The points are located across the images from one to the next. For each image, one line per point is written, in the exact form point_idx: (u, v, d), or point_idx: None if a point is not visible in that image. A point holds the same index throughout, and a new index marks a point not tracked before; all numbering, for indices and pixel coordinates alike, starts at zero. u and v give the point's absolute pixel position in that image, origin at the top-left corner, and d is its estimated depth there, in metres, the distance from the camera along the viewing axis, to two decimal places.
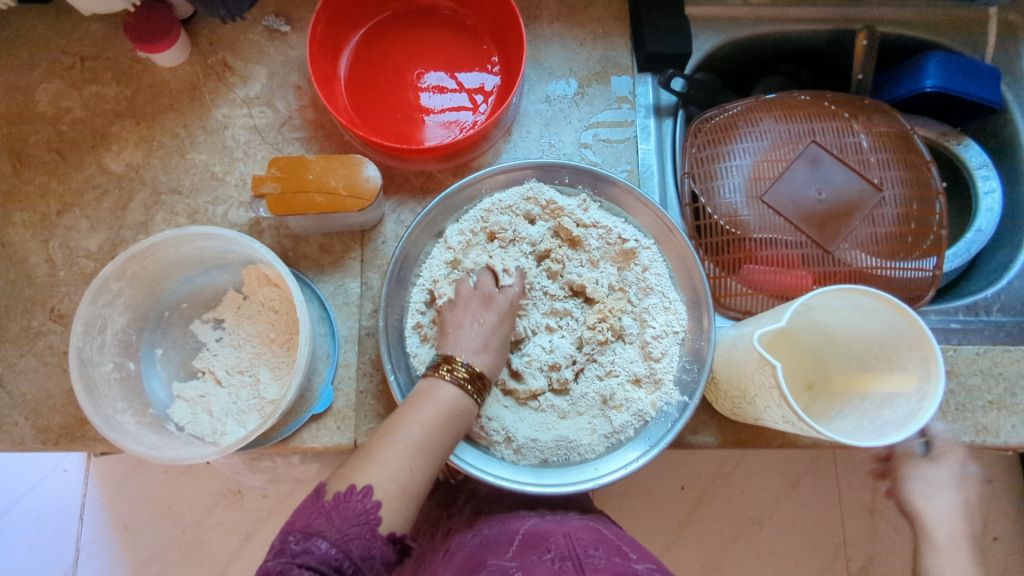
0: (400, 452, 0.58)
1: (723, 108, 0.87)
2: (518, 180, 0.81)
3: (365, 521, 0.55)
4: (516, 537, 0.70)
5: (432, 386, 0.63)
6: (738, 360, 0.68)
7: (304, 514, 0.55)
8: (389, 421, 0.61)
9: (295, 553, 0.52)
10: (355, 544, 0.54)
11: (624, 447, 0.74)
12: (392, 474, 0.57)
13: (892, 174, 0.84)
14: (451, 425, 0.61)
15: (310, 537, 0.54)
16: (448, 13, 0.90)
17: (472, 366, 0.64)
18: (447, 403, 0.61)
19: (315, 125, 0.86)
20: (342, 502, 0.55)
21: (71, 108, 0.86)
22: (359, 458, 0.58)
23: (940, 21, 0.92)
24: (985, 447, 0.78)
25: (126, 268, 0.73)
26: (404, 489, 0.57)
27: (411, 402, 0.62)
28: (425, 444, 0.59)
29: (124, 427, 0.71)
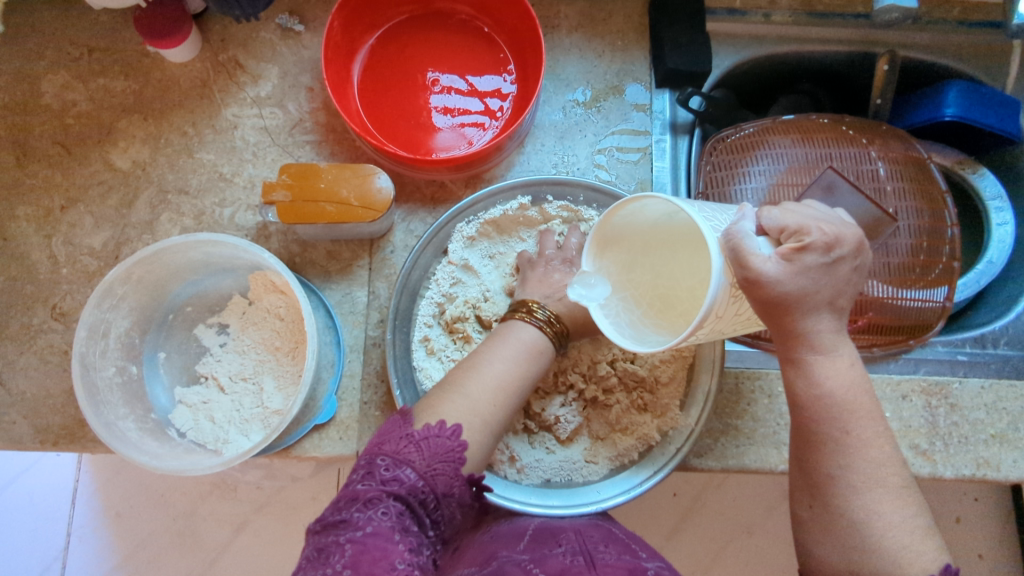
0: (486, 386, 0.61)
1: (739, 128, 0.86)
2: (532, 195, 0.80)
3: (451, 459, 0.55)
4: (527, 532, 0.68)
5: (514, 327, 0.67)
6: (635, 275, 0.70)
7: (393, 439, 0.55)
8: (473, 359, 0.64)
9: (385, 480, 0.52)
10: (440, 479, 0.54)
11: (628, 471, 0.74)
12: (477, 408, 0.60)
13: (908, 205, 0.83)
14: (533, 361, 0.65)
15: (400, 464, 0.53)
16: (464, 18, 0.88)
17: (551, 313, 0.68)
18: (527, 340, 0.65)
19: (326, 128, 0.84)
20: (432, 437, 0.56)
21: (78, 101, 0.84)
22: (446, 391, 0.61)
23: (963, 48, 0.90)
24: (985, 480, 0.78)
25: (131, 272, 0.72)
26: (487, 423, 0.60)
27: (494, 342, 0.65)
28: (505, 377, 0.62)
29: (125, 434, 0.70)
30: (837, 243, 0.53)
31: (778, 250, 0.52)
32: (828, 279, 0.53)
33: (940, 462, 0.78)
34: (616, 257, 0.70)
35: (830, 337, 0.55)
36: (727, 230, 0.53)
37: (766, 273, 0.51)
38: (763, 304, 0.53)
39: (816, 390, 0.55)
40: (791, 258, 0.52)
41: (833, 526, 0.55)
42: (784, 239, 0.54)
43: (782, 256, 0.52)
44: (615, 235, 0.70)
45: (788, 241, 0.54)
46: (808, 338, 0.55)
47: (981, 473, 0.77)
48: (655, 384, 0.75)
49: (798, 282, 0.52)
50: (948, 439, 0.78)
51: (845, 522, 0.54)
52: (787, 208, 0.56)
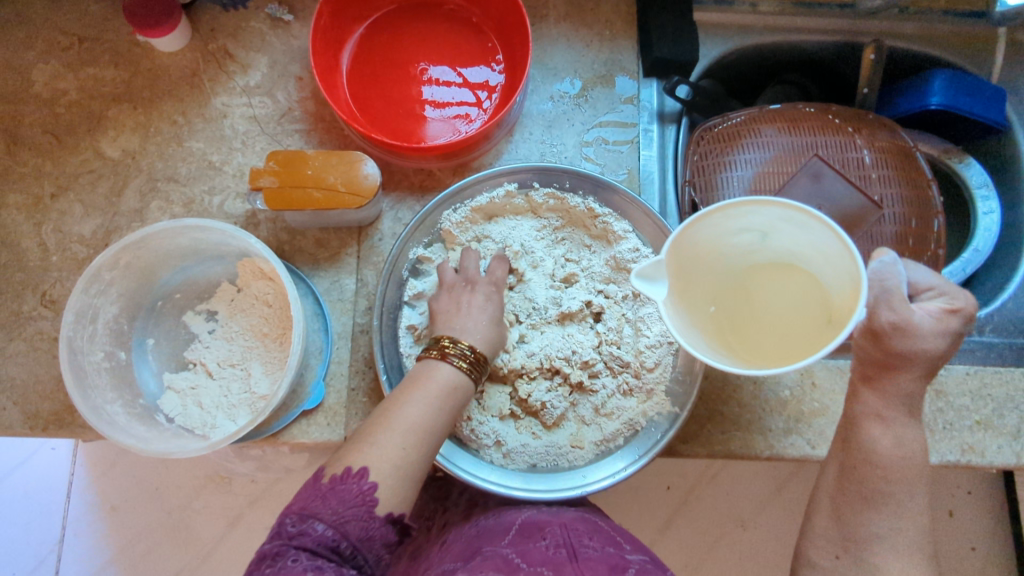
0: (395, 432, 0.57)
1: (726, 117, 0.87)
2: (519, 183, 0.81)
3: (362, 502, 0.54)
4: (513, 525, 0.68)
5: (428, 367, 0.62)
6: (698, 289, 0.58)
7: (301, 497, 0.55)
8: (384, 404, 0.60)
9: (292, 536, 0.53)
10: (351, 526, 0.54)
11: (613, 456, 0.74)
12: (386, 454, 0.56)
13: (893, 192, 0.83)
14: (444, 404, 0.61)
15: (306, 519, 0.53)
16: (452, 8, 0.89)
17: (465, 345, 0.64)
18: (442, 381, 0.61)
19: (315, 117, 0.85)
20: (338, 485, 0.55)
21: (68, 90, 0.85)
22: (358, 441, 0.57)
23: (949, 37, 0.91)
24: (970, 466, 0.78)
25: (119, 258, 0.72)
26: (398, 467, 0.56)
27: (406, 386, 0.61)
28: (418, 422, 0.59)
29: (113, 418, 0.70)
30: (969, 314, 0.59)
31: (930, 308, 0.58)
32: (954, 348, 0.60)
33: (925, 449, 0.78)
34: (689, 261, 0.56)
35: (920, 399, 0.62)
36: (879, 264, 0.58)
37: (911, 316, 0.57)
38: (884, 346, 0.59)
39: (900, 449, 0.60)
40: (931, 311, 0.58)
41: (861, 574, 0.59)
42: (928, 298, 0.60)
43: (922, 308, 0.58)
44: (698, 241, 0.56)
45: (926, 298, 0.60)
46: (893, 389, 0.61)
47: (966, 458, 0.78)
48: (640, 369, 0.75)
49: (931, 333, 0.58)
50: (933, 425, 0.79)
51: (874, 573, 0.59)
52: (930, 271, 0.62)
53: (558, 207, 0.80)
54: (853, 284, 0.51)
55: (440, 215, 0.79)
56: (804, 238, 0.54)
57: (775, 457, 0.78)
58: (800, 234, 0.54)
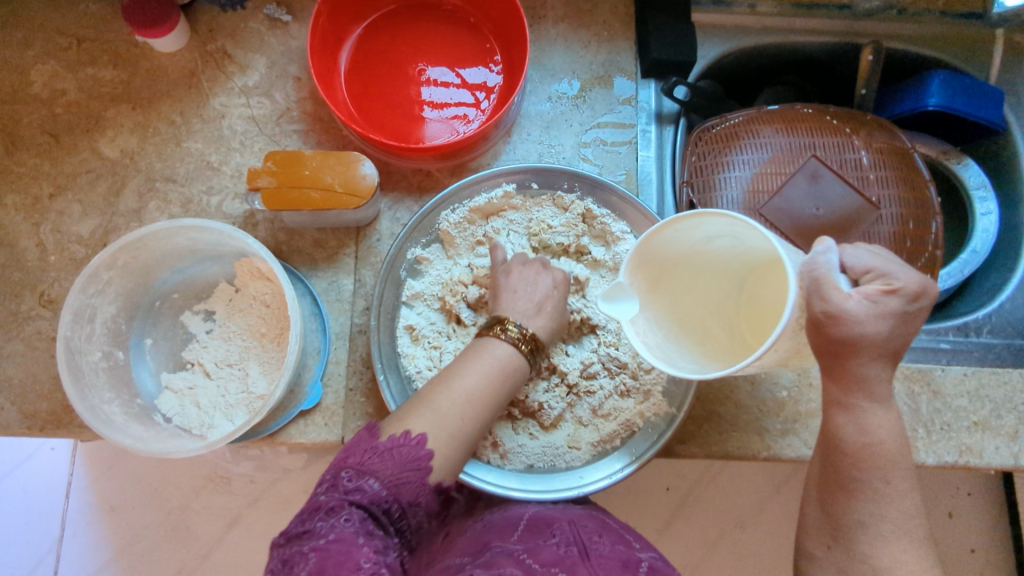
0: (455, 400, 0.58)
1: (724, 118, 0.87)
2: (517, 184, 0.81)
3: (417, 467, 0.55)
4: (520, 522, 0.67)
5: (486, 345, 0.63)
6: (682, 295, 0.68)
7: (357, 452, 0.55)
8: (441, 376, 0.61)
9: (348, 490, 0.53)
10: (405, 488, 0.55)
11: (609, 457, 0.74)
12: (444, 422, 0.57)
13: (891, 193, 0.83)
14: (501, 382, 0.61)
15: (363, 475, 0.54)
16: (450, 9, 0.89)
17: (525, 328, 0.64)
18: (499, 358, 0.61)
19: (313, 118, 0.85)
20: (397, 446, 0.55)
21: (66, 90, 0.85)
22: (414, 405, 0.58)
23: (947, 38, 0.91)
24: (968, 467, 0.78)
25: (117, 257, 0.72)
26: (455, 437, 0.57)
27: (468, 357, 0.62)
28: (476, 394, 0.59)
29: (111, 418, 0.70)
30: (920, 295, 0.54)
31: (866, 292, 0.53)
32: (902, 328, 0.54)
33: (923, 450, 0.78)
34: (651, 276, 0.64)
35: (886, 387, 0.57)
36: (811, 260, 0.53)
37: (850, 309, 0.52)
38: (828, 341, 0.54)
39: (865, 438, 0.57)
40: (875, 299, 0.53)
41: (850, 566, 0.57)
42: (867, 283, 0.55)
43: (866, 297, 0.53)
44: (657, 258, 0.64)
45: (871, 282, 0.55)
46: (864, 384, 0.56)
47: (963, 460, 0.78)
48: (638, 370, 0.75)
49: (878, 324, 0.53)
50: (931, 426, 0.79)
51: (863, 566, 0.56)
52: (873, 250, 0.57)
53: (556, 208, 0.80)
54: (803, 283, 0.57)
55: (438, 215, 0.79)
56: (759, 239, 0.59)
57: (772, 458, 0.78)
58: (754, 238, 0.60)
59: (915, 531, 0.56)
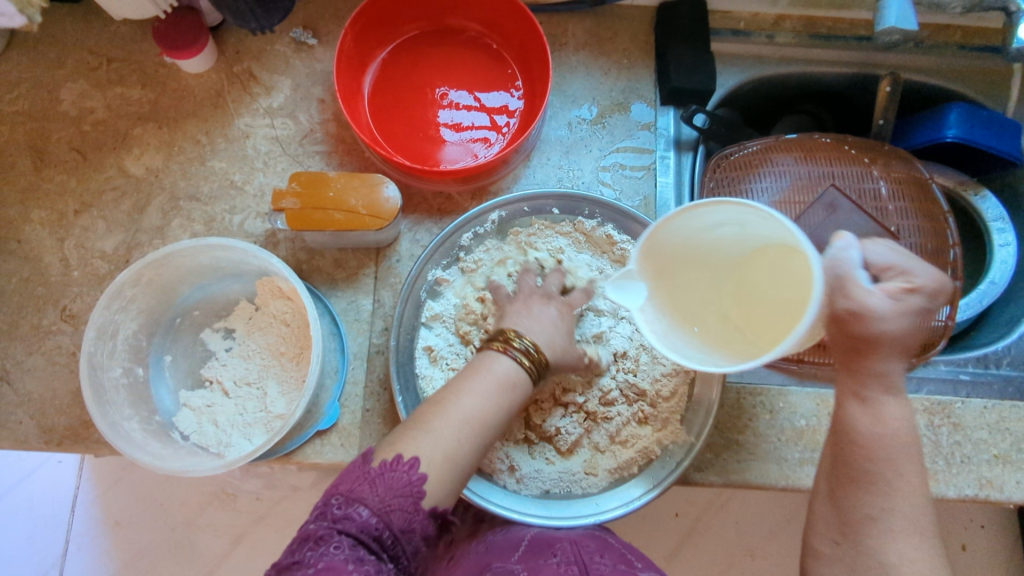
0: (451, 423, 0.56)
1: (742, 146, 0.87)
2: (540, 209, 0.82)
3: (409, 493, 0.53)
4: (522, 542, 0.69)
5: (489, 358, 0.60)
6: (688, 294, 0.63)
7: (349, 478, 0.53)
8: (443, 392, 0.58)
9: (337, 519, 0.51)
10: (396, 515, 0.52)
11: (626, 484, 0.74)
12: (440, 444, 0.55)
13: (909, 224, 0.84)
14: (504, 398, 0.58)
15: (351, 502, 0.52)
16: (474, 35, 0.90)
17: (529, 342, 0.61)
18: (502, 374, 0.59)
19: (336, 139, 0.86)
20: (388, 472, 0.53)
21: (95, 109, 0.86)
22: (411, 428, 0.56)
23: (964, 71, 0.92)
24: (988, 501, 0.77)
25: (141, 275, 0.73)
26: (451, 461, 0.55)
27: (468, 374, 0.59)
28: (474, 415, 0.56)
29: (130, 434, 0.71)
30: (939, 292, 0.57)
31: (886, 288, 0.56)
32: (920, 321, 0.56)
33: (942, 482, 0.77)
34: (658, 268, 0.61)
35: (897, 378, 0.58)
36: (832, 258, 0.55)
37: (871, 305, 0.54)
38: (851, 337, 0.56)
39: (881, 428, 0.57)
40: (896, 296, 0.55)
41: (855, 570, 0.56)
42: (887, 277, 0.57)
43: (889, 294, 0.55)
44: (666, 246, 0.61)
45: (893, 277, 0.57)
46: (885, 378, 0.58)
47: (984, 493, 0.77)
48: (656, 397, 0.75)
49: (901, 321, 0.55)
50: (951, 458, 0.78)
51: (870, 562, 0.55)
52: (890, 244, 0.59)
53: (576, 233, 0.81)
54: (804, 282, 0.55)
55: (460, 238, 0.80)
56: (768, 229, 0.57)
57: (790, 488, 0.78)
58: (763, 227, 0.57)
59: (926, 528, 0.55)
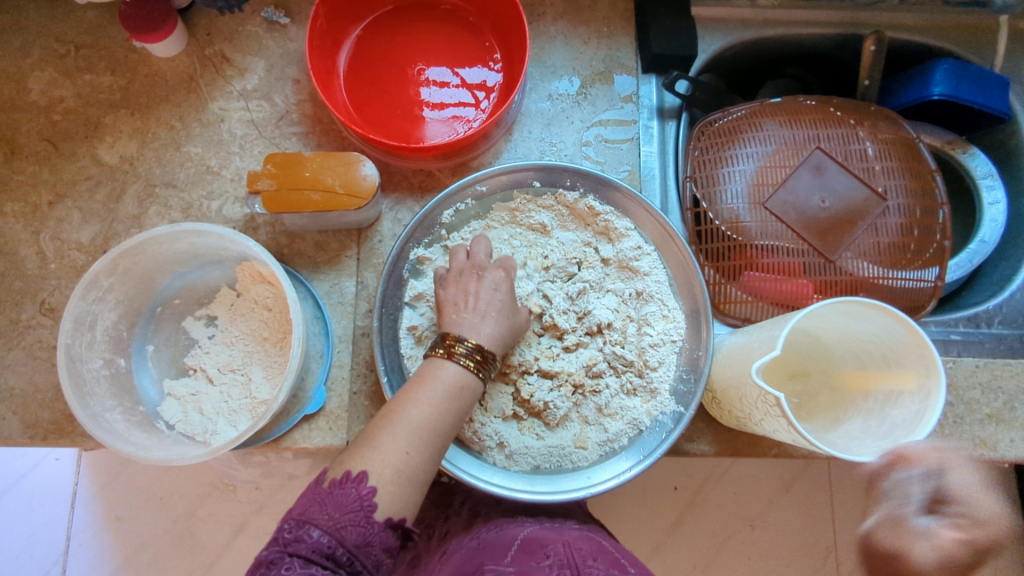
0: (398, 436, 0.55)
1: (727, 111, 0.86)
2: (520, 181, 0.80)
3: (359, 508, 0.52)
4: (514, 542, 0.68)
5: (433, 366, 0.60)
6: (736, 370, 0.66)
7: (302, 502, 0.53)
8: (389, 404, 0.58)
9: (288, 542, 0.51)
10: (349, 531, 0.52)
11: (616, 457, 0.73)
12: (387, 458, 0.54)
13: (897, 184, 0.82)
14: (451, 406, 0.58)
15: (303, 525, 0.51)
16: (449, 8, 0.88)
17: (471, 341, 0.61)
18: (447, 382, 0.59)
19: (313, 120, 0.84)
20: (336, 490, 0.52)
21: (64, 98, 0.84)
22: (359, 444, 0.55)
23: (950, 28, 0.90)
24: (983, 460, 0.77)
25: (116, 264, 0.72)
26: (401, 473, 0.54)
27: (413, 385, 0.59)
28: (422, 425, 0.56)
29: (113, 425, 0.70)
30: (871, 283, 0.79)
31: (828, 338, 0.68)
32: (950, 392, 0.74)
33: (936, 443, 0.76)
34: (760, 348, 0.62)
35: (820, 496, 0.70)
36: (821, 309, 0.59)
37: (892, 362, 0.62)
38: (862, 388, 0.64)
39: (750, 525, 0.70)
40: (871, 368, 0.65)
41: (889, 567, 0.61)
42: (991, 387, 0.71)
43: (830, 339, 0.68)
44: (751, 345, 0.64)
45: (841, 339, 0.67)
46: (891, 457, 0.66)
47: (978, 453, 0.76)
48: (644, 367, 0.75)
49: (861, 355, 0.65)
50: (943, 419, 0.77)
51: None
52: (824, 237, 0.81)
53: (558, 206, 0.80)
54: (903, 362, 0.61)
55: (440, 213, 0.78)
56: (865, 327, 0.62)
57: (783, 454, 0.77)
58: (858, 324, 0.63)
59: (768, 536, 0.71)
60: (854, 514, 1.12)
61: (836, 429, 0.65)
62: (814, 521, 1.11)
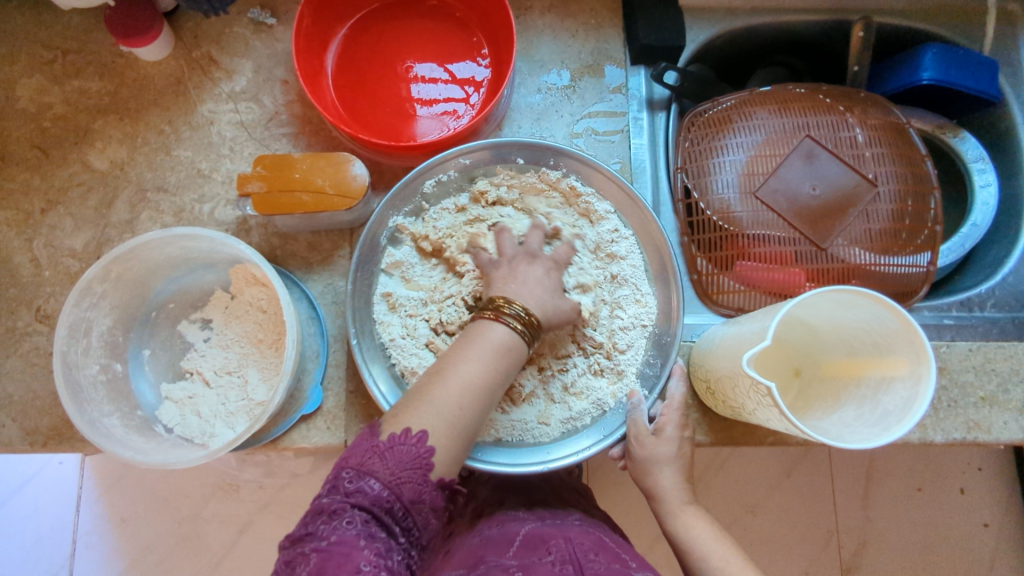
0: (451, 391, 0.55)
1: (717, 101, 0.85)
2: (505, 156, 0.79)
3: (419, 465, 0.53)
4: (517, 537, 0.68)
5: (482, 326, 0.60)
6: (727, 355, 0.67)
7: (358, 451, 0.53)
8: (441, 362, 0.58)
9: (349, 492, 0.51)
10: (406, 487, 0.52)
11: (575, 437, 0.74)
12: (441, 411, 0.54)
13: (888, 170, 0.82)
14: (502, 368, 0.58)
15: (364, 475, 0.52)
16: (435, 4, 0.88)
17: (529, 312, 0.61)
18: (497, 342, 0.58)
19: (302, 120, 0.84)
20: (397, 445, 0.53)
21: (53, 104, 0.84)
22: (412, 400, 0.55)
23: (939, 12, 0.90)
24: (977, 443, 0.77)
25: (110, 270, 0.72)
26: (453, 427, 0.55)
27: (460, 343, 0.59)
28: (474, 383, 0.56)
29: (110, 431, 0.70)
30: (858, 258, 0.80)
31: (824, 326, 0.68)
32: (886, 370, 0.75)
33: (930, 428, 0.77)
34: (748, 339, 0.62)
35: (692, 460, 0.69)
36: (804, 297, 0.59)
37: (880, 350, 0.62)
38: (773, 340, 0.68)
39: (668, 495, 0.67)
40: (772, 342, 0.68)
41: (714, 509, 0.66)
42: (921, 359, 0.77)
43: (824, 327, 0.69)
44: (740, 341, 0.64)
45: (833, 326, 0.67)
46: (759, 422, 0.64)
47: (972, 436, 0.77)
48: (613, 350, 0.75)
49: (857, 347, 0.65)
50: (936, 404, 0.78)
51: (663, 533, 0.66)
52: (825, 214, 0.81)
53: (539, 184, 0.79)
54: (893, 347, 0.61)
55: (422, 184, 0.78)
56: (856, 314, 0.63)
57: (779, 442, 0.78)
58: (849, 311, 0.63)
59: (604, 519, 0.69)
60: (854, 497, 1.12)
61: (829, 416, 0.66)
62: (815, 506, 1.12)
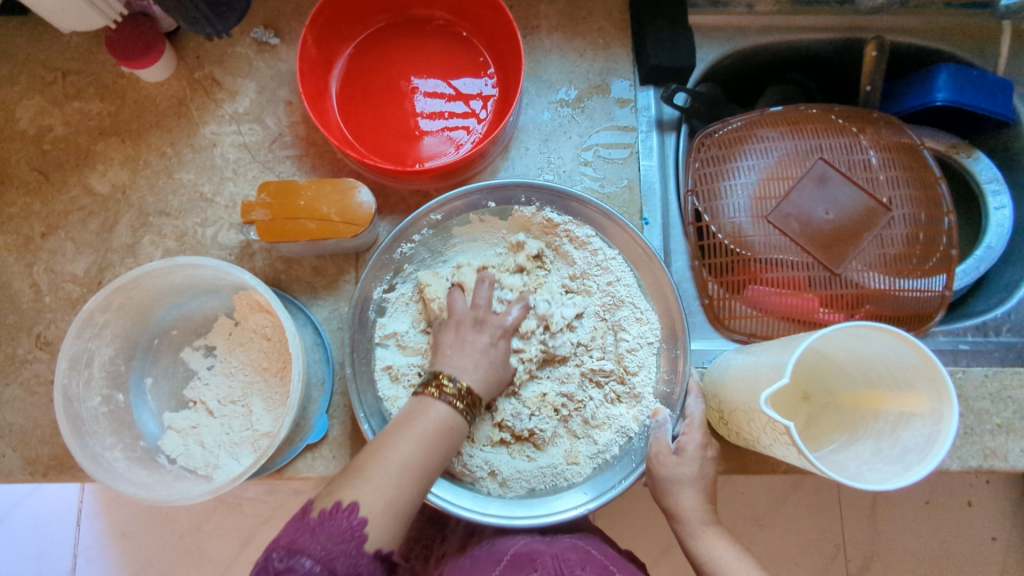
0: (387, 470, 0.54)
1: (726, 122, 0.84)
2: (473, 205, 0.77)
3: (352, 538, 0.51)
4: (505, 557, 0.67)
5: (421, 405, 0.60)
6: (741, 388, 0.65)
7: (288, 532, 0.52)
8: (370, 447, 0.57)
9: (279, 572, 0.48)
10: (340, 562, 0.50)
11: (610, 468, 0.73)
12: (378, 491, 0.53)
13: (902, 193, 0.81)
14: (440, 445, 0.58)
15: (294, 554, 0.49)
16: (442, 24, 0.87)
17: (461, 383, 0.61)
18: (436, 421, 0.59)
19: (306, 142, 0.83)
20: (328, 520, 0.51)
21: (53, 126, 0.83)
22: (345, 477, 0.54)
23: (952, 30, 0.89)
24: (994, 471, 0.76)
25: (112, 300, 0.71)
26: (391, 506, 0.53)
27: (398, 426, 0.59)
28: (412, 461, 0.56)
29: (113, 464, 0.69)
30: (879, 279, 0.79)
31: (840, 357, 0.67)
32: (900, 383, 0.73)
33: (947, 455, 0.75)
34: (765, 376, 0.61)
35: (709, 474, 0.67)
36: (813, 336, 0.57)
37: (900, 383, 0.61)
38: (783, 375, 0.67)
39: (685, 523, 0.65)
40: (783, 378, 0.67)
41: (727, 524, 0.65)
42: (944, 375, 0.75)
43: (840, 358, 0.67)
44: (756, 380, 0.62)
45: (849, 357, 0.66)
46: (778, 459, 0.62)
47: (989, 464, 0.75)
48: (625, 374, 0.74)
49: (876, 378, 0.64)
50: None
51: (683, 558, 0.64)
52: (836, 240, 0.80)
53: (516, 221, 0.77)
54: (913, 380, 0.59)
55: (397, 248, 0.75)
56: (873, 347, 0.61)
57: (792, 470, 0.77)
58: (867, 344, 0.61)
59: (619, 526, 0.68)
60: (862, 512, 1.11)
61: (846, 451, 0.64)
62: (822, 521, 1.11)
